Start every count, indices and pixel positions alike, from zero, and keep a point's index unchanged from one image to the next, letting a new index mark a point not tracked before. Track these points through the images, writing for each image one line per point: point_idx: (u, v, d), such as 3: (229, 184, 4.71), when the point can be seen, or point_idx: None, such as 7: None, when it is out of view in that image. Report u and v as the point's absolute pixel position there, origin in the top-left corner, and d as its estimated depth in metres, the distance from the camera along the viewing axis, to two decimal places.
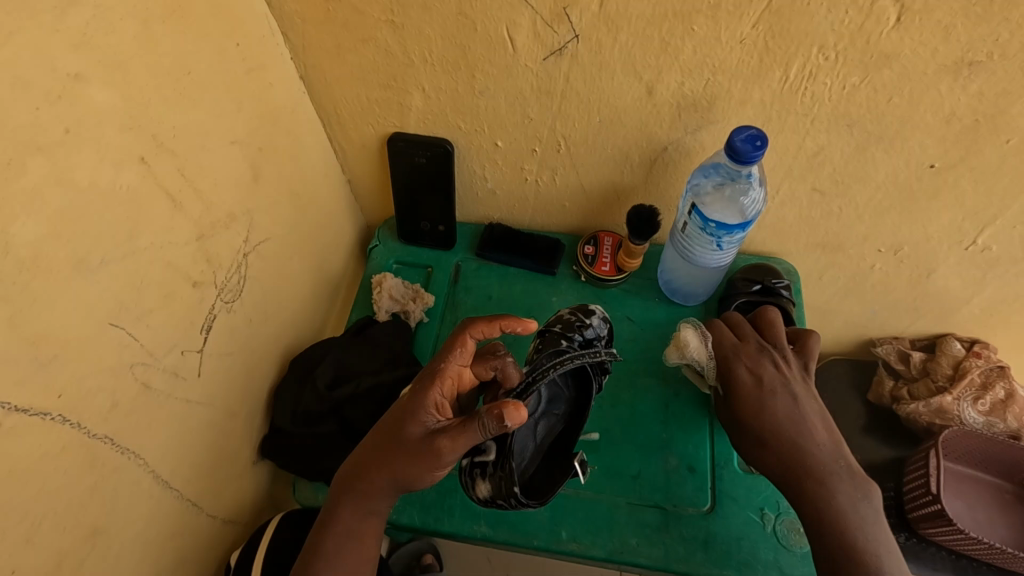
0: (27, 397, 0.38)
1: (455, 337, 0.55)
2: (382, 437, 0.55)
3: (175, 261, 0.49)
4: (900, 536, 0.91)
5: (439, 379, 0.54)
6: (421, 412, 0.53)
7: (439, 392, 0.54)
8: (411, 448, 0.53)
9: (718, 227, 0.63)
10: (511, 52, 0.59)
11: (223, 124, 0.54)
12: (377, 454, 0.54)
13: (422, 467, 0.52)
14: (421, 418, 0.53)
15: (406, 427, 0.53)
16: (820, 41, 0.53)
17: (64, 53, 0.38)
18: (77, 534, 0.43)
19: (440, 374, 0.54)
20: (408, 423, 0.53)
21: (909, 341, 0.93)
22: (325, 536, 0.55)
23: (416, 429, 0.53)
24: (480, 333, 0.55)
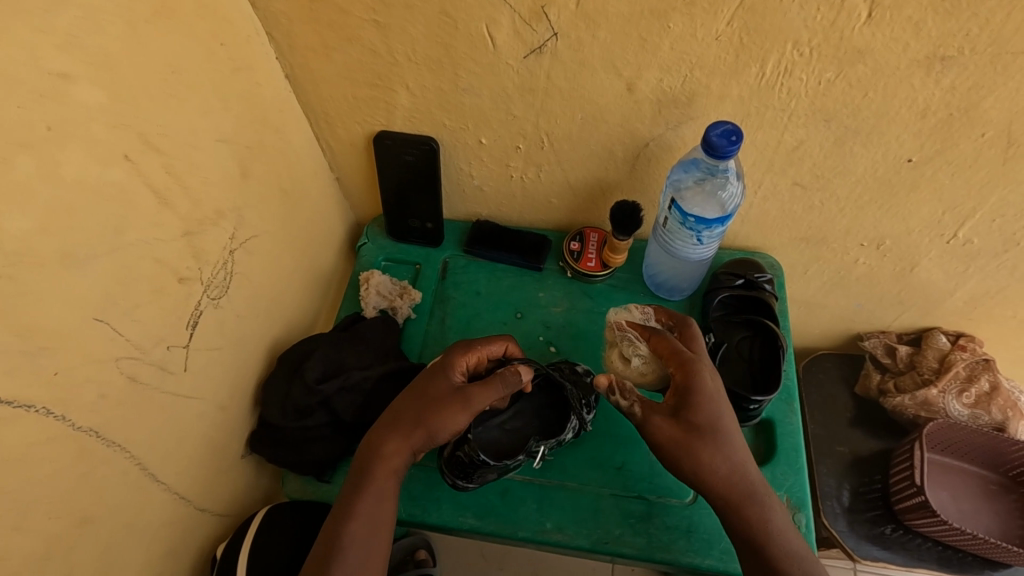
0: (12, 388, 0.38)
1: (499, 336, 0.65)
2: (408, 394, 0.61)
3: (161, 257, 0.50)
4: (887, 528, 0.92)
5: (467, 345, 0.64)
6: (450, 369, 0.62)
7: (467, 355, 0.63)
8: (425, 392, 0.60)
9: (697, 221, 0.63)
10: (493, 50, 0.60)
11: (209, 123, 0.55)
12: (404, 408, 0.60)
13: (444, 417, 0.58)
14: (445, 378, 0.61)
15: (431, 385, 0.61)
16: (795, 37, 0.54)
17: (50, 52, 0.39)
18: (65, 524, 0.44)
19: (468, 344, 0.64)
20: (434, 379, 0.61)
21: (896, 335, 0.95)
22: (348, 524, 0.55)
23: (445, 383, 0.61)
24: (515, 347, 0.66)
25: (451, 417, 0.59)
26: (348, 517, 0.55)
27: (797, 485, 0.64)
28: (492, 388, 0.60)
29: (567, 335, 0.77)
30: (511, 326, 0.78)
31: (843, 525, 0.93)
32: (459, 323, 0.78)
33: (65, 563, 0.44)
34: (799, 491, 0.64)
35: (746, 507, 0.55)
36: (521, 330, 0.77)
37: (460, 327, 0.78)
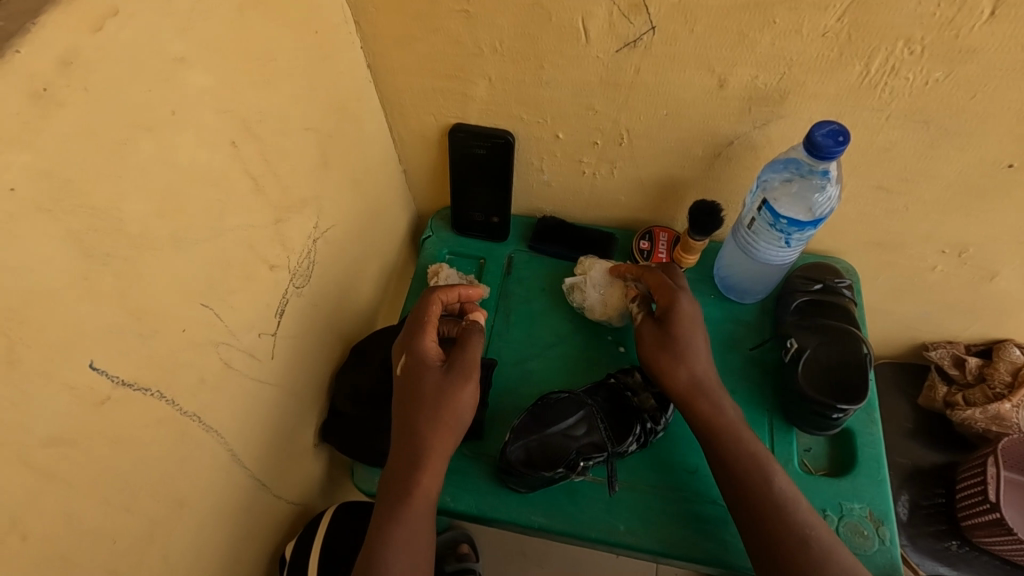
0: (132, 371, 0.38)
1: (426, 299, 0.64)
2: (401, 405, 0.59)
3: (255, 244, 0.50)
4: (952, 544, 0.89)
5: (421, 330, 0.61)
6: (425, 357, 0.60)
7: (431, 338, 0.61)
8: (422, 389, 0.58)
9: (789, 224, 0.61)
10: (583, 42, 0.59)
11: (299, 110, 0.55)
12: (406, 412, 0.58)
13: (449, 408, 0.57)
14: (426, 369, 0.59)
15: (412, 387, 0.59)
16: (906, 34, 0.52)
17: (173, 35, 0.38)
18: (166, 507, 0.44)
19: (422, 321, 0.62)
20: (420, 371, 0.59)
21: (964, 345, 0.91)
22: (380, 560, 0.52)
23: (433, 370, 0.59)
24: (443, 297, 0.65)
25: (454, 405, 0.57)
26: (387, 549, 0.53)
27: (878, 497, 0.63)
28: (472, 356, 0.60)
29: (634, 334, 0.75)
30: (577, 324, 0.77)
31: (905, 540, 0.90)
32: (524, 319, 0.77)
33: (164, 545, 0.44)
34: (882, 504, 0.62)
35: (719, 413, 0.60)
36: (587, 328, 0.76)
37: (524, 323, 0.77)
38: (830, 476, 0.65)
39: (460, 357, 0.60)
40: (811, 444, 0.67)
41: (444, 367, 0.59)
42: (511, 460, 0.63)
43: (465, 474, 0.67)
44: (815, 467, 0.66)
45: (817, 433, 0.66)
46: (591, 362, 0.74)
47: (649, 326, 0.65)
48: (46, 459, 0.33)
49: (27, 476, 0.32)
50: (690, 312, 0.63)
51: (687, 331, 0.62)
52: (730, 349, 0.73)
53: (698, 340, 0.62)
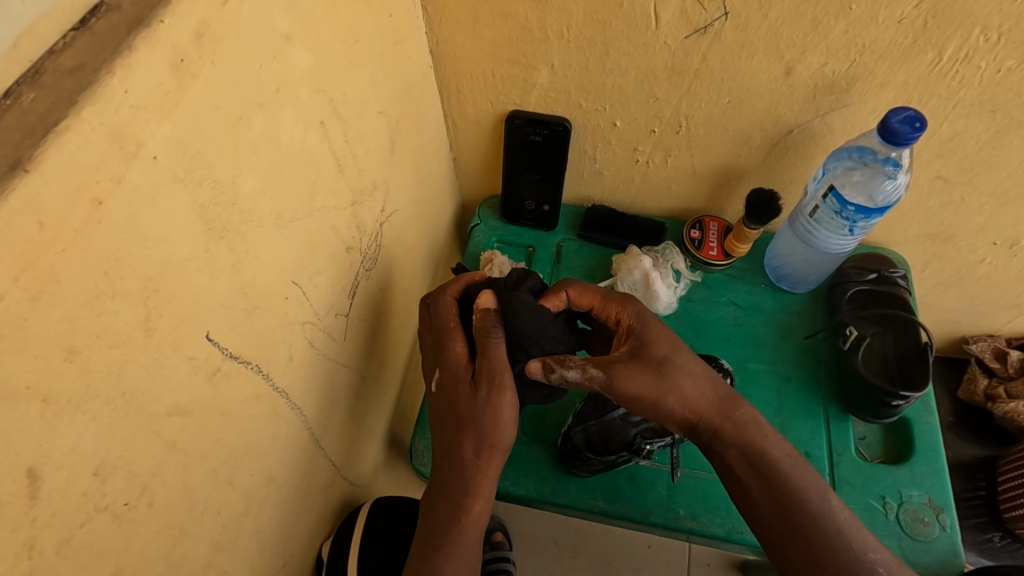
0: (239, 344, 0.39)
1: (437, 300, 0.57)
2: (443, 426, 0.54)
3: (337, 224, 0.51)
4: (995, 536, 0.90)
5: (443, 339, 0.55)
6: (455, 370, 0.54)
7: (457, 341, 0.55)
8: (457, 399, 0.53)
9: (856, 211, 0.62)
10: (652, 28, 0.59)
11: (374, 93, 0.55)
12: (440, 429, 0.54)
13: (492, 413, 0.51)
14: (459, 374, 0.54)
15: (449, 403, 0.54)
16: (983, 22, 0.52)
17: (283, 14, 0.39)
18: (260, 480, 0.44)
19: (444, 329, 0.55)
20: (454, 385, 0.54)
21: (1006, 340, 0.91)
22: None
23: (465, 385, 0.53)
24: (456, 291, 0.58)
25: (501, 411, 0.52)
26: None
27: (937, 485, 0.63)
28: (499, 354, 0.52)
29: (686, 323, 0.75)
30: None
31: None
32: None
33: (256, 519, 0.45)
34: (941, 492, 0.62)
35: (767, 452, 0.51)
36: None
37: None
38: (888, 464, 0.65)
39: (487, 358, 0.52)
40: (866, 432, 0.68)
41: (472, 376, 0.53)
42: (576, 442, 0.64)
43: (525, 461, 0.67)
44: (870, 455, 0.66)
45: (875, 421, 0.66)
46: None
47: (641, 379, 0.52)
48: (170, 425, 0.34)
49: (158, 440, 0.33)
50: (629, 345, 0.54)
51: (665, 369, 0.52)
52: (784, 338, 0.74)
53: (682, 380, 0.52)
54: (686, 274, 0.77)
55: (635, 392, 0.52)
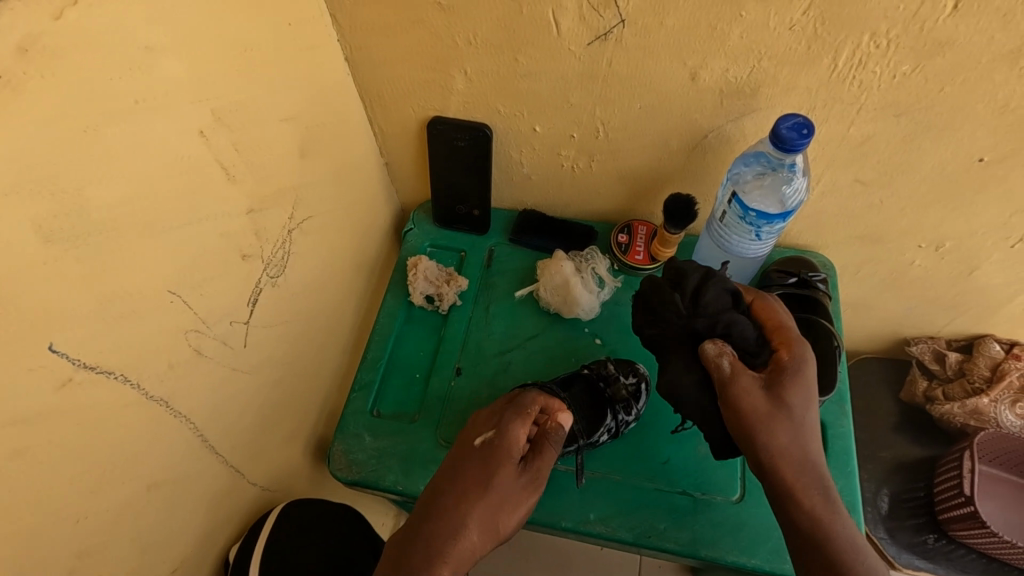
0: (95, 353, 0.39)
1: (523, 407, 0.58)
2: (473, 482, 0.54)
3: (227, 233, 0.51)
4: (929, 537, 0.90)
5: (518, 419, 0.57)
6: (507, 452, 0.55)
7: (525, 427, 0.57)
8: (497, 477, 0.54)
9: (758, 216, 0.62)
10: (556, 35, 0.59)
11: (276, 101, 0.55)
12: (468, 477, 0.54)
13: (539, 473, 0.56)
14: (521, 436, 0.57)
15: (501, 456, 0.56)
16: (872, 28, 0.52)
17: (138, 25, 0.39)
18: (135, 489, 0.45)
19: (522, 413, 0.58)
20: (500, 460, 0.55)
21: (946, 341, 0.91)
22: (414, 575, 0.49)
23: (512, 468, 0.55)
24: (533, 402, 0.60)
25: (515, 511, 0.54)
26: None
27: (846, 488, 0.63)
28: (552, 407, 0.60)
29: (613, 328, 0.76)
30: (555, 317, 0.77)
31: (883, 532, 0.91)
32: (503, 310, 0.78)
33: (132, 527, 0.45)
34: (849, 495, 0.63)
35: (807, 494, 0.52)
36: (564, 320, 0.76)
37: (504, 316, 0.77)
38: None
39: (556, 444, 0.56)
40: None
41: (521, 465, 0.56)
42: None
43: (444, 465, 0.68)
44: None
45: None
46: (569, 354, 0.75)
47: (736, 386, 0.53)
48: (7, 436, 0.34)
49: None
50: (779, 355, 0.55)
51: (798, 377, 0.54)
52: None
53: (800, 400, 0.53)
54: (608, 279, 0.78)
55: (784, 392, 0.53)
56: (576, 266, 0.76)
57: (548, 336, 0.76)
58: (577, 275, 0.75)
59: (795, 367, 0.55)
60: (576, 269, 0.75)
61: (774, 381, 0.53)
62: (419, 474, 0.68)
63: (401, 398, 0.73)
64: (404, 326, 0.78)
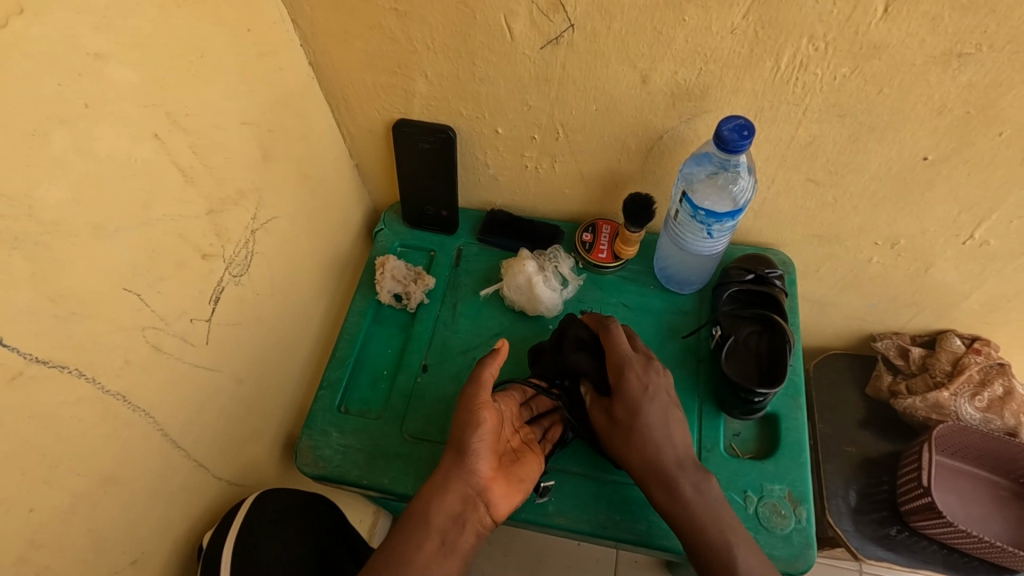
0: (45, 349, 0.41)
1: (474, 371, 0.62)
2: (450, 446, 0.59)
3: (186, 233, 0.52)
4: (892, 529, 0.92)
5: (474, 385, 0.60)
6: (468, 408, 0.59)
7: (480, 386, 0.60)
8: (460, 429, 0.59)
9: (707, 215, 0.64)
10: (509, 39, 0.61)
11: (235, 105, 0.56)
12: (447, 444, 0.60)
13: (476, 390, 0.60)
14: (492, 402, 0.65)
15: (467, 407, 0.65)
16: (810, 32, 0.54)
17: (86, 32, 0.40)
18: (91, 480, 0.46)
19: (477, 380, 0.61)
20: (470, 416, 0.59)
21: (909, 336, 0.93)
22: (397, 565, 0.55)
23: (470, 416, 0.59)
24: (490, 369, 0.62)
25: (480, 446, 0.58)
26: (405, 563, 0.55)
27: (799, 479, 0.65)
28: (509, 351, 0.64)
29: None
30: (520, 315, 0.79)
31: (848, 525, 0.93)
32: (470, 308, 0.79)
33: (89, 518, 0.46)
34: (801, 485, 0.65)
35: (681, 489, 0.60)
36: (529, 317, 0.78)
37: (471, 314, 0.79)
38: (756, 460, 0.67)
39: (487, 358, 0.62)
40: (741, 428, 0.69)
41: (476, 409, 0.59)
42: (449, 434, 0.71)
43: (407, 459, 0.70)
44: (742, 451, 0.68)
45: (745, 418, 0.68)
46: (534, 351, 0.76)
47: (599, 408, 0.66)
48: None
49: None
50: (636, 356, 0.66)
51: (641, 383, 0.64)
52: (667, 338, 0.75)
53: (657, 396, 0.64)
54: (571, 278, 0.79)
55: (631, 387, 0.63)
56: (541, 267, 0.77)
57: (513, 333, 0.77)
58: (541, 274, 0.76)
59: (646, 368, 0.65)
60: (541, 269, 0.77)
61: (648, 372, 0.65)
62: (383, 468, 0.69)
63: (369, 395, 0.75)
64: (373, 324, 0.80)
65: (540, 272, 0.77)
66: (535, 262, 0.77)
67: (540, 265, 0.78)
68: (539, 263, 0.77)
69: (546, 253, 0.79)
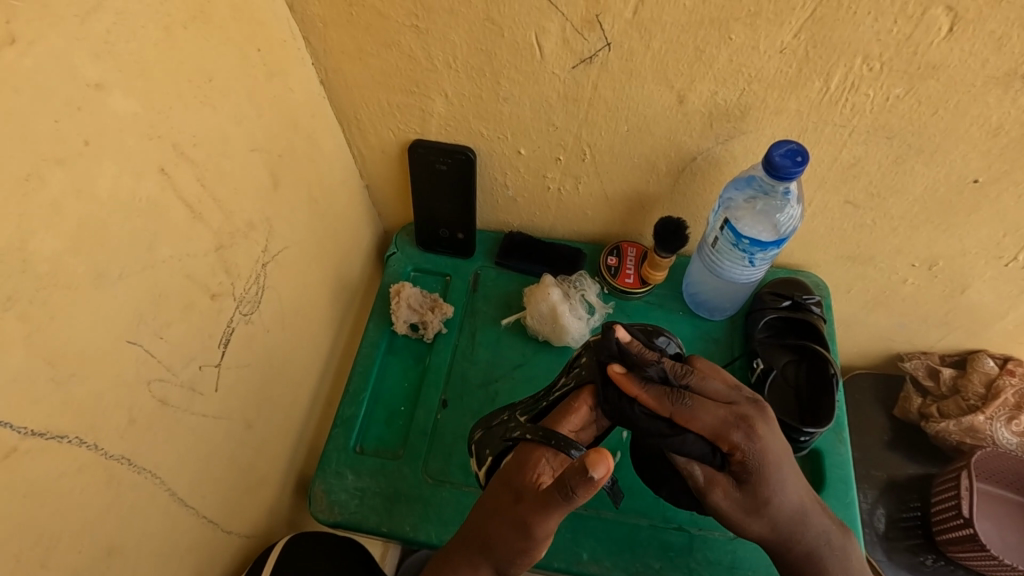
0: (42, 419, 0.36)
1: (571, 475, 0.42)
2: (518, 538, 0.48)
3: (194, 273, 0.48)
4: (928, 558, 0.89)
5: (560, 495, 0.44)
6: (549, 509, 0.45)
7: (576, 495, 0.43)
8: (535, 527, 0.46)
9: (751, 244, 0.63)
10: (538, 58, 0.57)
11: (244, 131, 0.52)
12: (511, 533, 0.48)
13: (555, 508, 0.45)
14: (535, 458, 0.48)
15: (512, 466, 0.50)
16: (864, 51, 0.50)
17: (86, 61, 0.36)
18: (93, 554, 0.41)
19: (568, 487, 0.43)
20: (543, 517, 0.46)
21: (939, 357, 0.90)
22: None
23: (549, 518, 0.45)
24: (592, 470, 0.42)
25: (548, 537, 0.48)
26: None
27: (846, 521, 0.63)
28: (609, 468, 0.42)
29: None
30: (543, 344, 0.75)
31: (881, 555, 0.89)
32: (489, 337, 0.75)
33: None
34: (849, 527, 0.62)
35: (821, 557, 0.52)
36: (553, 347, 0.74)
37: (490, 343, 0.75)
38: None
39: (568, 479, 0.43)
40: None
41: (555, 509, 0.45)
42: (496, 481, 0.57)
43: (428, 503, 0.66)
44: None
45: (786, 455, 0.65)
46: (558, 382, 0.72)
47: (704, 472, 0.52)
48: None
49: None
50: (718, 415, 0.50)
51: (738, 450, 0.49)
52: None
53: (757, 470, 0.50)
54: (598, 304, 0.75)
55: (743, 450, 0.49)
56: (567, 294, 0.73)
57: (536, 365, 0.74)
58: (568, 303, 0.73)
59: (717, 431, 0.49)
60: (567, 297, 0.73)
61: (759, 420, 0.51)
62: (402, 513, 0.65)
63: (385, 433, 0.71)
64: (387, 355, 0.75)
65: (566, 300, 0.73)
66: (561, 290, 0.73)
67: (566, 292, 0.74)
68: (564, 290, 0.73)
69: (570, 279, 0.76)
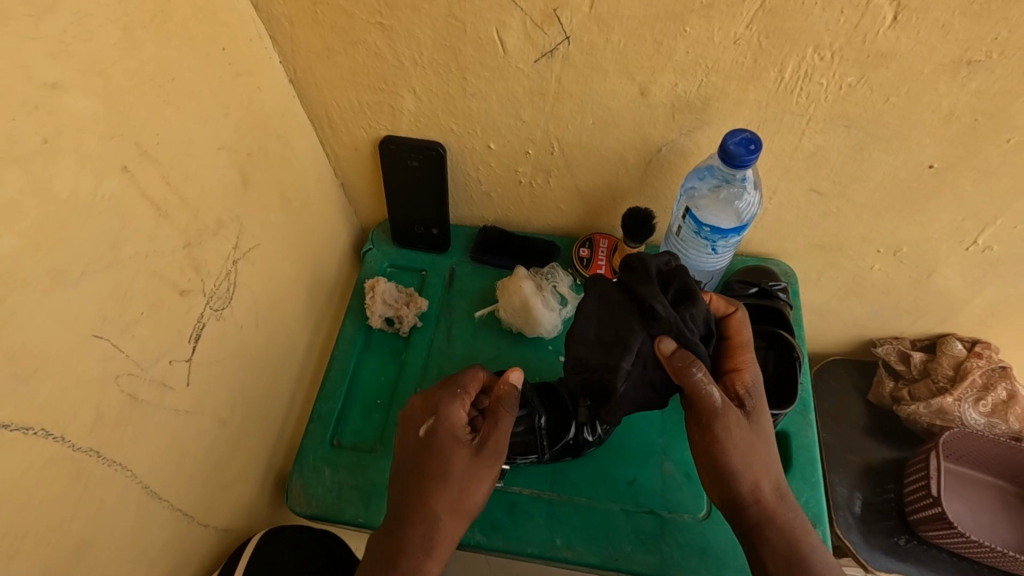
0: (6, 414, 0.37)
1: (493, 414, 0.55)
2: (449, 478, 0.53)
3: (161, 270, 0.48)
4: (901, 539, 0.91)
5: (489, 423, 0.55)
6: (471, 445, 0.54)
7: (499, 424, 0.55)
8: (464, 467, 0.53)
9: (712, 231, 0.64)
10: (502, 53, 0.58)
11: (211, 130, 0.53)
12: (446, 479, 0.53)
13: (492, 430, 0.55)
14: (451, 416, 0.55)
15: (441, 430, 0.55)
16: (816, 41, 0.52)
17: (42, 61, 0.37)
18: (62, 548, 0.42)
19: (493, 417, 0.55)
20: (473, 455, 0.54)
21: (910, 341, 0.92)
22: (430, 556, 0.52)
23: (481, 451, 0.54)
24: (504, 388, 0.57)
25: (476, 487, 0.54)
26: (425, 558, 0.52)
27: (812, 500, 0.65)
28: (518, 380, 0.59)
29: None
30: (518, 337, 0.76)
31: (857, 537, 0.91)
32: (465, 331, 0.76)
33: None
34: (816, 506, 0.65)
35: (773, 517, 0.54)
36: (528, 339, 0.75)
37: (466, 337, 0.76)
38: None
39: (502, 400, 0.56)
40: None
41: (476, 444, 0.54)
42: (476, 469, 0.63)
43: None
44: None
45: None
46: (533, 374, 0.74)
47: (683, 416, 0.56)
48: None
49: None
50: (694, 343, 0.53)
51: (745, 366, 0.56)
52: None
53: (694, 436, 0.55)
54: (570, 296, 0.77)
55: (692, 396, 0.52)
56: (536, 284, 0.75)
57: (510, 357, 0.75)
58: (538, 293, 0.74)
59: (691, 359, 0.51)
60: (537, 287, 0.74)
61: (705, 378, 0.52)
62: (378, 507, 0.66)
63: (361, 427, 0.71)
64: (363, 351, 0.76)
65: (536, 289, 0.74)
66: (531, 280, 0.75)
67: (536, 282, 0.75)
68: (534, 280, 0.75)
69: (539, 271, 0.77)
